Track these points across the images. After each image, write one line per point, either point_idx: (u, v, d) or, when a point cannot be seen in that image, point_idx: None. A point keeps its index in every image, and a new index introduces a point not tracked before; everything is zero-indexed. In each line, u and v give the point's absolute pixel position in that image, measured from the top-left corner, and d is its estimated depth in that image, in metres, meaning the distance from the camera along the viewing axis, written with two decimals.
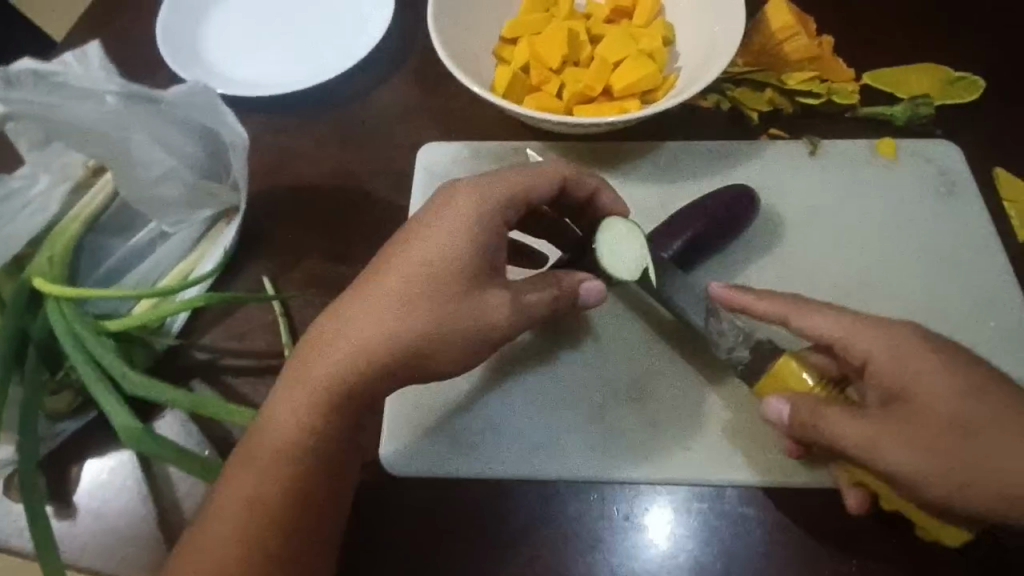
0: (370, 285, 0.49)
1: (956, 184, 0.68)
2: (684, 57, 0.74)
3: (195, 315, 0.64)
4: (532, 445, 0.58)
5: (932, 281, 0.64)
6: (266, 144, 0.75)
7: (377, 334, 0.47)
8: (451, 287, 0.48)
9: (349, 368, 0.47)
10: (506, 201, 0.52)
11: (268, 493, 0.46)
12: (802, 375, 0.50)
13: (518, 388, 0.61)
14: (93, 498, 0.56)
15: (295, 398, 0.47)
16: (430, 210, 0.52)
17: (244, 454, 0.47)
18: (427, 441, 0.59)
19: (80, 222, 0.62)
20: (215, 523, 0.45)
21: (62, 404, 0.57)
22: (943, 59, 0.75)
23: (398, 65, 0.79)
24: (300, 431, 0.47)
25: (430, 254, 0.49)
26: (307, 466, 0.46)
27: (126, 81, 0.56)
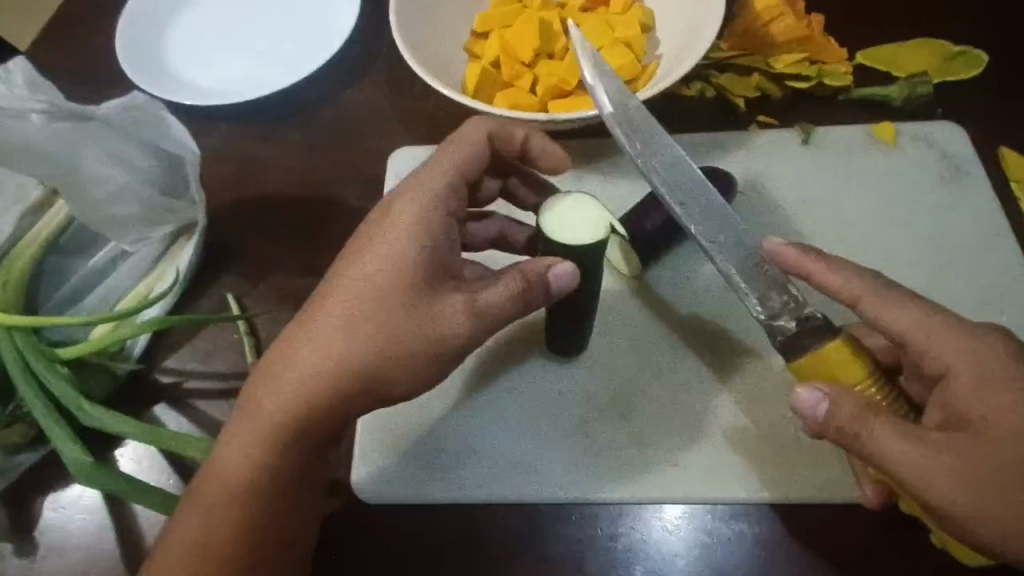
0: (321, 303, 0.46)
1: (960, 168, 0.64)
2: (664, 44, 0.70)
3: (159, 337, 0.61)
4: (511, 463, 0.55)
5: (937, 273, 0.60)
6: (231, 154, 0.72)
7: (328, 354, 0.44)
8: (402, 303, 0.45)
9: (298, 397, 0.44)
10: (444, 190, 0.49)
11: (219, 528, 0.45)
12: (852, 362, 0.43)
13: (497, 403, 0.58)
14: (51, 535, 0.53)
15: (245, 430, 0.45)
16: (377, 217, 0.49)
17: (198, 488, 0.46)
18: (401, 463, 0.56)
19: (35, 246, 0.58)
20: (168, 557, 0.45)
21: (18, 436, 0.52)
22: (941, 34, 0.70)
23: (368, 66, 0.76)
24: (256, 460, 0.45)
25: (379, 269, 0.46)
26: (265, 494, 0.45)
27: (53, 97, 0.53)
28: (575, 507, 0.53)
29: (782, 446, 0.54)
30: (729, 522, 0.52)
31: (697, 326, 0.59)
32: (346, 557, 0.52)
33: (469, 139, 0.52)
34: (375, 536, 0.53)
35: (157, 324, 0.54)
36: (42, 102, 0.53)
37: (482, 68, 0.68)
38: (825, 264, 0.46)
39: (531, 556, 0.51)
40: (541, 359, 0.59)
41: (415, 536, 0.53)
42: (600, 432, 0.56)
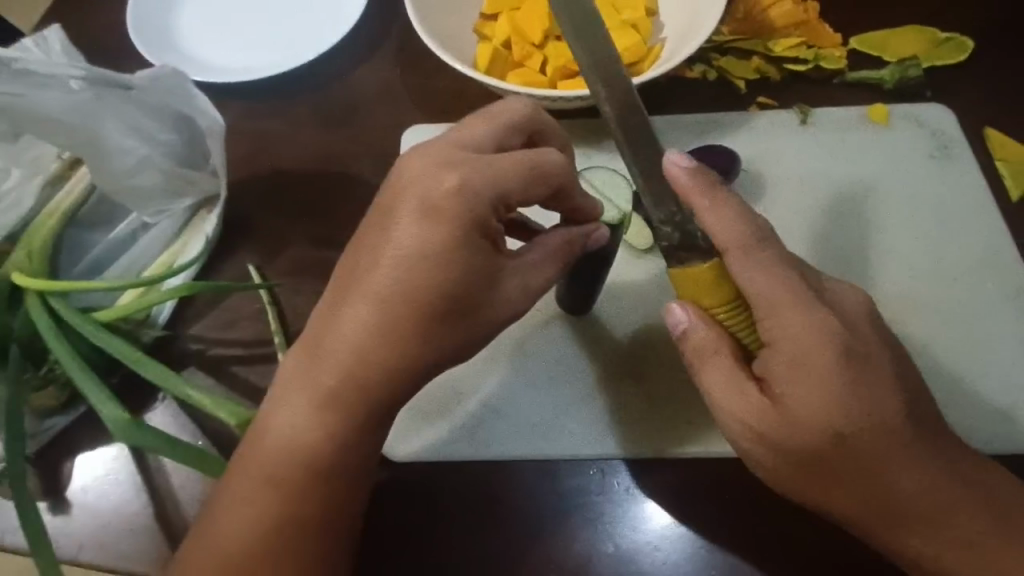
0: (350, 283, 0.47)
1: (949, 147, 0.68)
2: (668, 27, 0.72)
3: (182, 306, 0.62)
4: (533, 428, 0.58)
5: (927, 243, 0.64)
6: (244, 130, 0.73)
7: (365, 334, 0.46)
8: (442, 277, 0.45)
9: (346, 371, 0.46)
10: (488, 194, 0.46)
11: (274, 497, 0.47)
12: (714, 288, 0.47)
13: (520, 374, 0.60)
14: (87, 494, 0.54)
15: (297, 404, 0.47)
16: (401, 200, 0.46)
17: (249, 456, 0.48)
18: (430, 430, 0.58)
19: (57, 217, 0.59)
20: (225, 516, 0.47)
21: (49, 399, 0.55)
22: (929, 21, 0.74)
23: (378, 45, 0.78)
24: (302, 434, 0.47)
25: (417, 246, 0.45)
26: (312, 467, 0.47)
27: (92, 65, 0.53)
28: (592, 462, 0.56)
29: None
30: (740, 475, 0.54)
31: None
32: (378, 513, 0.55)
33: (532, 162, 0.47)
34: (404, 489, 0.55)
35: (183, 291, 0.55)
36: (81, 69, 0.52)
37: (493, 49, 0.70)
38: (710, 204, 0.46)
39: (554, 510, 0.54)
40: (554, 325, 0.62)
41: (439, 488, 0.55)
42: (615, 397, 0.58)
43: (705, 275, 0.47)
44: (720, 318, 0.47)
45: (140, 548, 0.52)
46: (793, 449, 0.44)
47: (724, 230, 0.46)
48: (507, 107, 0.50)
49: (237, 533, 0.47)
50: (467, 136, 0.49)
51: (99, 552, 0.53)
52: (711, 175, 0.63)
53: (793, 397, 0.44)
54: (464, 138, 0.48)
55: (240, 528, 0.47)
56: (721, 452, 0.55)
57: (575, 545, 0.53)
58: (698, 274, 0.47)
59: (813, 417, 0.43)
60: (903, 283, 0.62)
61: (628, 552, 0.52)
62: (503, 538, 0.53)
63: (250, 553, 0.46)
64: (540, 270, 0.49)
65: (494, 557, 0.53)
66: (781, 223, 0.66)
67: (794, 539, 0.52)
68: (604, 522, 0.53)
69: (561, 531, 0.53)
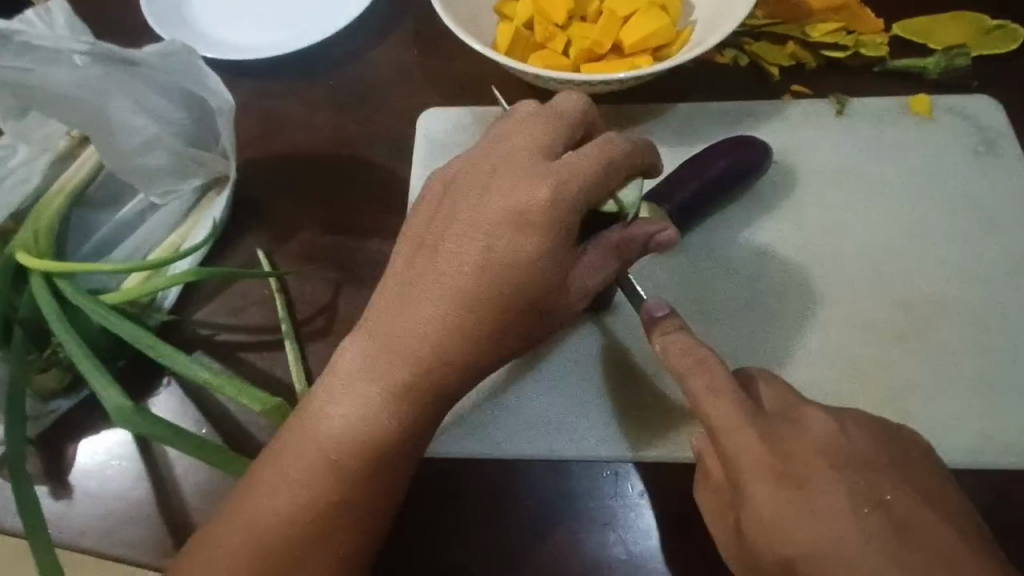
0: (425, 266, 0.45)
1: (996, 143, 0.64)
2: (698, 9, 0.68)
3: (188, 290, 0.61)
4: (584, 437, 0.55)
5: (971, 244, 0.61)
6: (257, 109, 0.71)
7: (437, 318, 0.43)
8: (532, 279, 0.43)
9: (422, 372, 0.43)
10: (571, 174, 0.43)
11: (326, 503, 0.43)
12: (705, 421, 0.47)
13: (560, 376, 0.58)
14: (89, 478, 0.54)
15: (361, 404, 0.43)
16: (498, 193, 0.45)
17: (297, 454, 0.44)
18: (471, 436, 0.56)
19: (64, 196, 0.57)
20: (255, 516, 0.43)
21: (53, 381, 0.54)
22: (978, 8, 0.70)
23: (397, 24, 0.75)
24: (358, 423, 0.43)
25: (509, 244, 0.43)
26: (368, 459, 0.43)
27: (96, 39, 0.51)
28: (607, 463, 0.54)
29: None
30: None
31: (724, 293, 0.60)
32: (397, 513, 0.52)
33: (622, 158, 0.45)
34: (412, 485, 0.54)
35: (189, 276, 0.53)
36: (84, 44, 0.51)
37: (516, 29, 0.67)
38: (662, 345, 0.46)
39: (569, 513, 0.52)
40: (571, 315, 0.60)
41: (449, 489, 0.53)
42: (625, 396, 0.56)
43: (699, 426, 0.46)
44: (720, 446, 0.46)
45: (143, 535, 0.52)
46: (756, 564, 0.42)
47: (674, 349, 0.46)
48: (571, 100, 0.48)
49: (273, 523, 0.43)
50: (553, 129, 0.46)
51: (101, 538, 0.52)
52: (736, 172, 0.60)
53: (745, 522, 0.42)
54: (551, 133, 0.46)
55: (274, 527, 0.43)
56: None
57: (580, 549, 0.51)
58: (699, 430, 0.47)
59: (774, 523, 0.41)
60: (943, 287, 0.59)
61: (639, 556, 0.50)
62: (518, 542, 0.51)
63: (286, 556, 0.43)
64: (595, 270, 0.45)
65: (503, 561, 0.51)
66: (787, 243, 0.62)
67: None
68: (613, 526, 0.51)
69: (569, 534, 0.51)
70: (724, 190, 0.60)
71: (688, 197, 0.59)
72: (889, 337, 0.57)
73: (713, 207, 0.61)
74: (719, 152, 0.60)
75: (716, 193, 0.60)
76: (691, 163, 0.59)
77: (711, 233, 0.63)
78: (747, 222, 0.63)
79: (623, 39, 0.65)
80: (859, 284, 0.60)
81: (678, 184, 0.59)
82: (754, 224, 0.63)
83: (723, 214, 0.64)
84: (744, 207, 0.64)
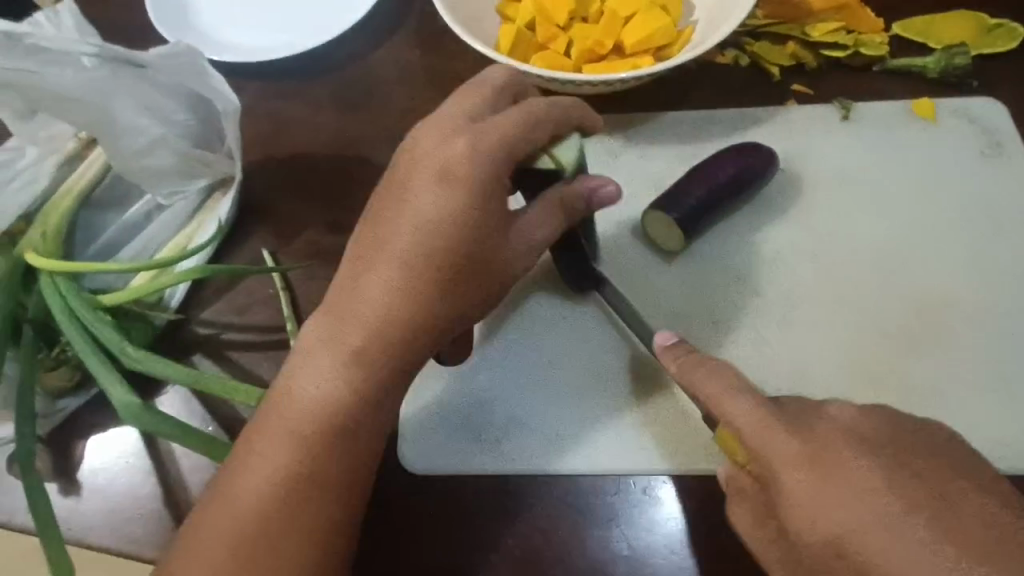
0: (375, 241, 0.46)
1: (1001, 145, 0.64)
2: (699, 9, 0.69)
3: (194, 289, 0.62)
4: (552, 416, 0.57)
5: (976, 244, 0.61)
6: (262, 111, 0.72)
7: (391, 285, 0.45)
8: (473, 239, 0.46)
9: (376, 339, 0.45)
10: (498, 134, 0.45)
11: (295, 481, 0.43)
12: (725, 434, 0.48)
13: (525, 360, 0.59)
14: (97, 475, 0.54)
15: (320, 378, 0.44)
16: (426, 167, 0.46)
17: (264, 437, 0.44)
18: (441, 425, 0.57)
19: (72, 197, 0.58)
20: (236, 509, 0.43)
21: (62, 380, 0.54)
22: (978, 6, 0.70)
23: (400, 25, 0.76)
24: (323, 391, 0.44)
25: (444, 208, 0.45)
26: (329, 427, 0.44)
27: (103, 42, 0.51)
28: (610, 461, 0.54)
29: None
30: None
31: (729, 294, 0.61)
32: (403, 510, 0.53)
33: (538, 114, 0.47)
34: (414, 482, 0.54)
35: (195, 274, 0.54)
36: (92, 46, 0.51)
37: (518, 29, 0.67)
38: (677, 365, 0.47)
39: (573, 509, 0.53)
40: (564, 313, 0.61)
41: (451, 485, 0.54)
42: (599, 379, 0.58)
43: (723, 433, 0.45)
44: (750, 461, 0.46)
45: (150, 530, 0.52)
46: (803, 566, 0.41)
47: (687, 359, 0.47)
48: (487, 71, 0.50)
49: (250, 504, 0.43)
50: (474, 102, 0.48)
51: (110, 534, 0.53)
52: (747, 179, 0.61)
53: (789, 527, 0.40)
54: (472, 104, 0.48)
55: (253, 516, 0.43)
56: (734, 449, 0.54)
57: (584, 547, 0.51)
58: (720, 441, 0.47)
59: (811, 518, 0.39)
60: (947, 286, 0.60)
61: (642, 552, 0.51)
62: (509, 528, 0.52)
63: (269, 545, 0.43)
64: (542, 221, 0.49)
65: (509, 557, 0.51)
66: (792, 241, 0.62)
67: None
68: (617, 523, 0.52)
69: (572, 531, 0.52)
70: (733, 198, 0.61)
71: (697, 204, 0.59)
72: (902, 341, 0.58)
73: (722, 213, 0.62)
74: (731, 161, 0.61)
75: (729, 195, 0.60)
76: (700, 169, 0.61)
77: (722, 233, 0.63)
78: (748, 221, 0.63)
79: (624, 39, 0.66)
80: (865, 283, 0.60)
81: (688, 189, 0.60)
82: (758, 222, 0.64)
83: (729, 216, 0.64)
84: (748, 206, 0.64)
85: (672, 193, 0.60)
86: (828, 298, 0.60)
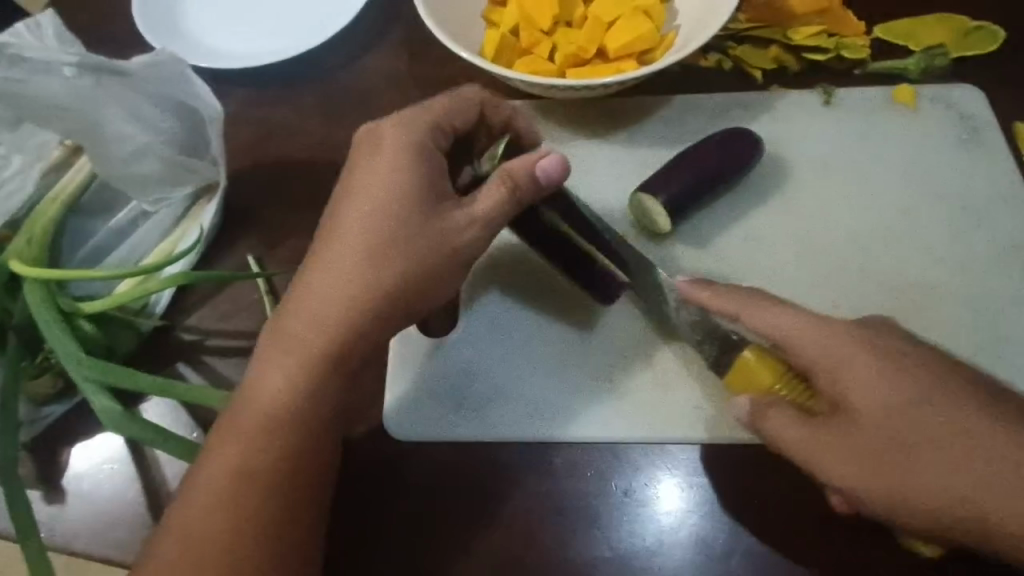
0: (325, 235, 0.50)
1: (978, 131, 0.65)
2: (682, 14, 0.69)
3: (179, 296, 0.62)
4: (530, 400, 0.57)
5: (958, 235, 0.61)
6: (248, 117, 0.72)
7: (336, 279, 0.48)
8: (412, 216, 0.49)
9: (327, 318, 0.48)
10: (424, 144, 0.52)
11: (256, 460, 0.45)
12: (761, 370, 0.48)
13: (512, 340, 0.59)
14: (81, 482, 0.54)
15: (278, 358, 0.47)
16: (371, 162, 0.51)
17: (228, 421, 0.46)
18: (428, 409, 0.57)
19: (57, 205, 0.58)
20: (203, 495, 0.44)
21: (45, 388, 0.55)
22: (959, 10, 0.71)
23: (386, 32, 0.76)
24: (279, 382, 0.47)
25: (381, 193, 0.49)
26: (284, 403, 0.46)
27: (85, 51, 0.52)
28: (589, 464, 0.54)
29: None
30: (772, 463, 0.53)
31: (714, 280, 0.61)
32: (385, 514, 0.53)
33: (459, 100, 0.55)
34: (394, 486, 0.54)
35: (179, 280, 0.54)
36: (74, 56, 0.52)
37: (501, 35, 0.67)
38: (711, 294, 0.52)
39: (554, 512, 0.53)
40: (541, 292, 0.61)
41: (434, 486, 0.54)
42: (584, 360, 0.58)
43: (750, 363, 0.48)
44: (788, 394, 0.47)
45: (134, 538, 0.52)
46: (865, 462, 0.43)
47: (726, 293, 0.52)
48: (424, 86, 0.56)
49: (214, 489, 0.44)
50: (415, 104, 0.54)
51: (93, 542, 0.53)
52: (729, 166, 0.61)
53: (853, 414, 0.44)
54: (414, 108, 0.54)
55: (216, 503, 0.44)
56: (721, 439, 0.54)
57: (566, 550, 0.51)
58: (734, 385, 0.49)
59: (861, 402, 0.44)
60: (929, 279, 0.60)
61: (624, 555, 0.51)
62: (484, 522, 0.52)
63: (236, 531, 0.44)
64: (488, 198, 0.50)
65: (490, 559, 0.51)
66: (779, 236, 0.62)
67: (792, 548, 0.50)
68: (599, 525, 0.52)
69: (553, 536, 0.52)
70: (716, 187, 0.61)
71: (680, 192, 0.60)
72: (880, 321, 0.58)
73: (705, 202, 0.62)
74: (715, 149, 0.61)
75: (711, 182, 0.61)
76: (687, 155, 0.61)
77: (706, 223, 0.63)
78: (734, 221, 0.63)
79: (607, 44, 0.66)
80: (847, 269, 0.60)
81: (672, 176, 0.60)
82: (746, 218, 0.63)
83: (716, 212, 0.64)
84: (734, 200, 0.64)
85: (658, 179, 0.60)
86: (809, 277, 0.60)
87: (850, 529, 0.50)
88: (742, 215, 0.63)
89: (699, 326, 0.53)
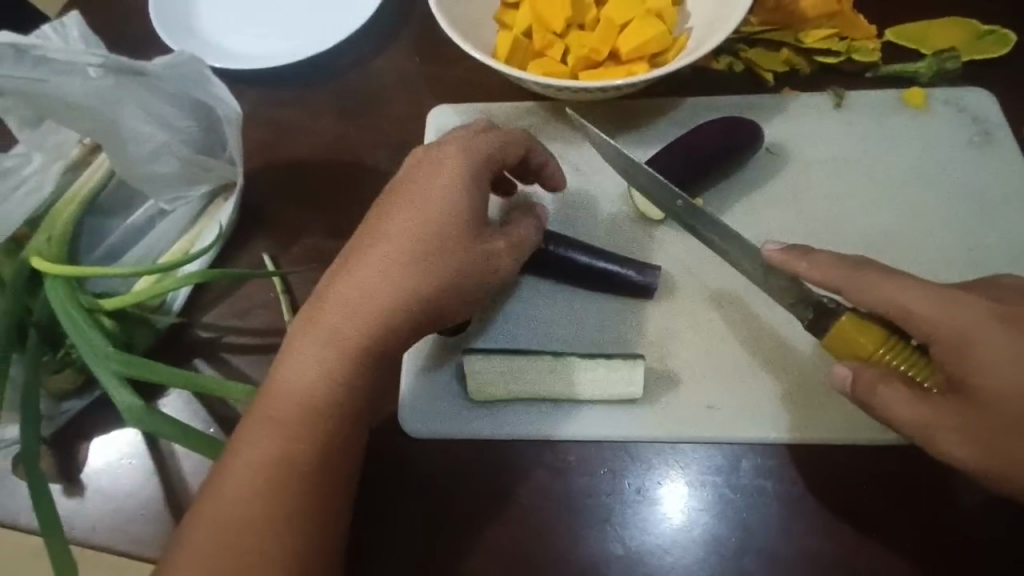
0: (368, 239, 0.51)
1: (990, 133, 0.65)
2: (693, 17, 0.70)
3: (195, 293, 0.63)
4: (542, 401, 0.57)
5: (969, 235, 0.62)
6: (263, 118, 0.73)
7: (381, 286, 0.49)
8: (455, 232, 0.50)
9: (365, 321, 0.48)
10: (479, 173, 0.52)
11: (287, 455, 0.46)
12: (862, 334, 0.45)
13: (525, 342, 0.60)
14: (101, 477, 0.55)
15: (312, 355, 0.48)
16: (421, 176, 0.52)
17: (261, 415, 0.47)
18: (442, 410, 0.57)
19: (76, 204, 0.59)
20: (230, 488, 0.45)
21: (64, 382, 0.56)
22: (970, 13, 0.71)
23: (399, 33, 0.77)
24: (313, 379, 0.47)
25: (429, 207, 0.50)
26: (318, 405, 0.47)
27: (108, 52, 0.52)
28: (602, 462, 0.55)
29: (777, 393, 0.56)
30: (781, 462, 0.54)
31: (729, 275, 0.61)
32: (398, 509, 0.54)
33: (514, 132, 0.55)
34: (407, 483, 0.55)
35: (196, 278, 0.55)
36: (98, 57, 0.52)
37: (514, 37, 0.68)
38: (809, 265, 0.47)
39: (567, 510, 0.53)
40: (561, 289, 0.61)
41: (446, 482, 0.55)
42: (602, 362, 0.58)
43: (848, 328, 0.45)
44: (891, 359, 0.44)
45: (151, 531, 0.53)
46: (989, 441, 0.41)
47: (825, 273, 0.46)
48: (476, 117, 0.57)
49: (244, 483, 0.45)
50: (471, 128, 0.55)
51: (112, 535, 0.53)
52: (728, 148, 0.61)
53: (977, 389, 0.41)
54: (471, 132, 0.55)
55: (242, 497, 0.44)
56: (729, 438, 0.55)
57: (578, 545, 0.52)
58: (831, 348, 0.47)
59: (980, 379, 0.41)
60: (940, 277, 0.60)
61: (637, 552, 0.51)
62: (496, 518, 0.53)
63: (265, 524, 0.44)
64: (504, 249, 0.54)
65: (502, 554, 0.52)
66: (789, 234, 0.63)
67: (804, 546, 0.50)
68: (612, 523, 0.52)
69: (565, 532, 0.52)
70: (719, 167, 0.62)
71: (680, 171, 0.60)
72: None
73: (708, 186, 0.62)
74: (711, 131, 0.62)
75: (712, 163, 0.61)
76: (683, 137, 0.62)
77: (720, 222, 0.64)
78: (747, 220, 0.64)
79: (619, 47, 0.67)
80: None
81: (674, 154, 0.61)
82: (757, 218, 0.64)
83: (726, 212, 0.64)
84: (745, 201, 0.65)
85: (660, 159, 0.61)
86: None
87: (858, 528, 0.51)
88: (751, 215, 0.64)
89: (791, 291, 0.50)
